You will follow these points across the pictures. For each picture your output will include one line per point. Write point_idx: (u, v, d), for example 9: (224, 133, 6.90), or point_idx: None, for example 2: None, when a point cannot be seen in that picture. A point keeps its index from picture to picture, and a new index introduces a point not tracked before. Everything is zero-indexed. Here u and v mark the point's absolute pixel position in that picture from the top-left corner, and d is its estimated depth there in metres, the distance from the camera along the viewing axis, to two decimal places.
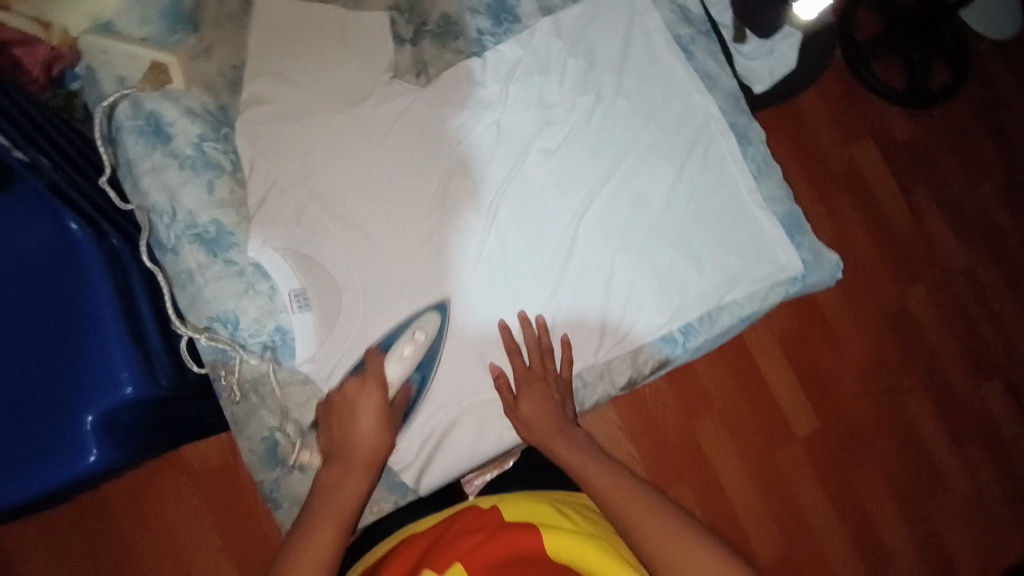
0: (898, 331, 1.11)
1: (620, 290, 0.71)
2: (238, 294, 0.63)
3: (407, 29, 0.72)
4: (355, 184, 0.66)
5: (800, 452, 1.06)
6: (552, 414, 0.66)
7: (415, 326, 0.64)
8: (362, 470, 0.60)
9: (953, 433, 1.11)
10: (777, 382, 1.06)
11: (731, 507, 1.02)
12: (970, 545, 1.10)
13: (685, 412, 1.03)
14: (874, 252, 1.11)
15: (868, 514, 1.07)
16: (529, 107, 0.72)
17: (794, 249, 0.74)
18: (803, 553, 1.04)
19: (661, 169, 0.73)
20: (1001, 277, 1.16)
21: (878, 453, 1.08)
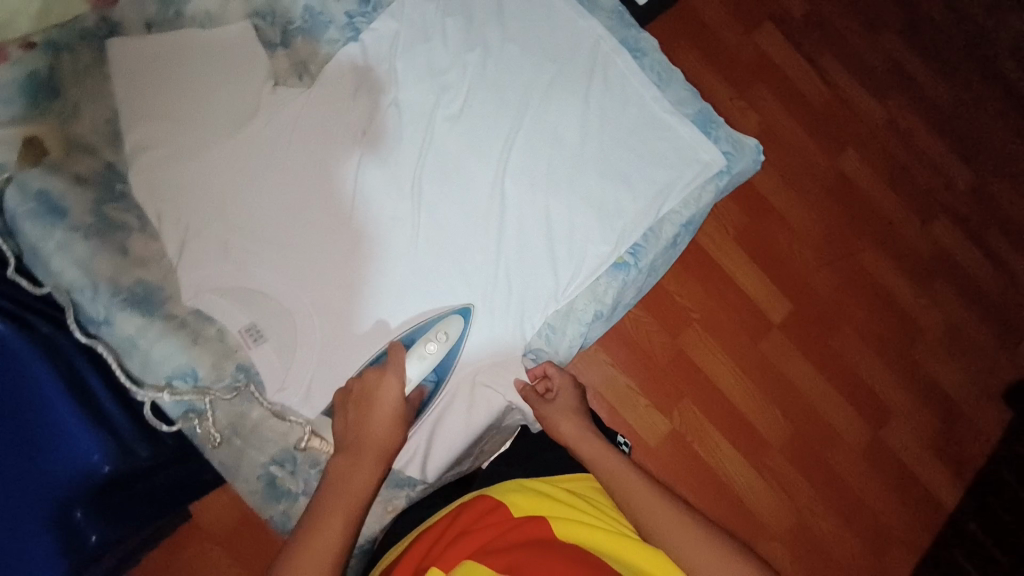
0: (842, 207, 1.51)
1: (562, 227, 0.77)
2: (188, 345, 0.67)
3: (274, 32, 0.76)
4: (271, 201, 0.72)
5: (780, 336, 1.43)
6: (578, 407, 0.72)
7: (439, 327, 0.71)
8: (373, 463, 0.59)
9: (910, 275, 1.52)
10: (743, 278, 1.44)
11: (729, 403, 1.39)
12: (940, 370, 1.49)
13: (669, 332, 1.39)
14: (782, 171, 1.49)
15: (854, 369, 1.45)
16: (421, 78, 0.78)
17: (713, 145, 0.83)
18: (800, 411, 1.41)
19: (568, 103, 0.80)
20: (884, 167, 1.55)
21: (849, 316, 1.48)
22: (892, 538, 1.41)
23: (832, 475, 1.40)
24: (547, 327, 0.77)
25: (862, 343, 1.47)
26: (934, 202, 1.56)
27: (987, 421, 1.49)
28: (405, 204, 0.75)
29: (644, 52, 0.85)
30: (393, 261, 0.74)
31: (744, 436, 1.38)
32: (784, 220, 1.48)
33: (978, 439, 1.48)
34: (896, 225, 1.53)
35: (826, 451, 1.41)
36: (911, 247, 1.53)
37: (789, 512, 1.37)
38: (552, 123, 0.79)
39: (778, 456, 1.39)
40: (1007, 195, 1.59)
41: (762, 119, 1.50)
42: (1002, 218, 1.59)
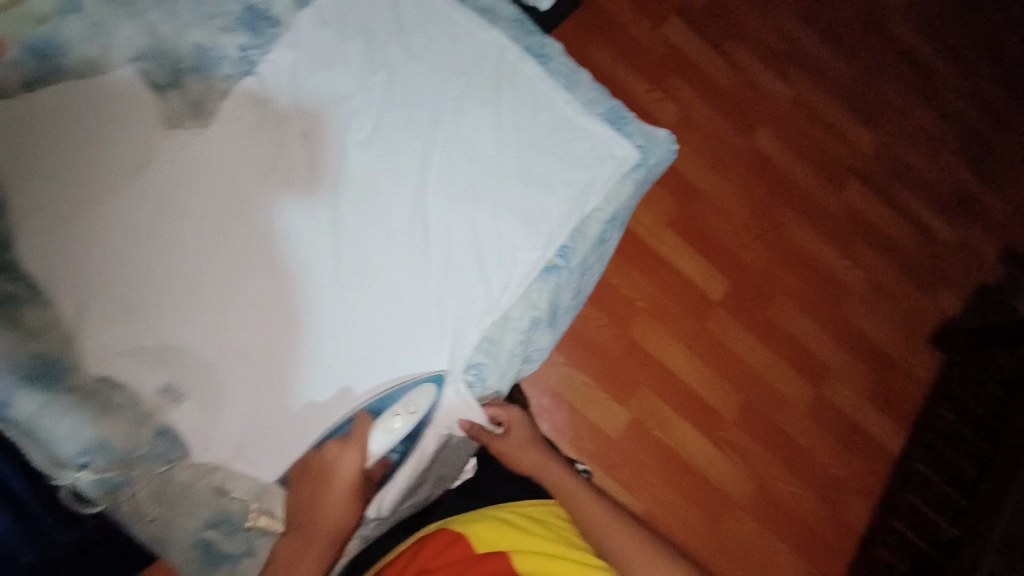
0: (764, 183, 1.59)
1: (490, 238, 0.77)
2: (99, 418, 0.62)
3: (161, 74, 0.71)
4: (179, 252, 0.67)
5: (722, 314, 1.49)
6: (537, 444, 0.85)
7: (407, 400, 0.70)
8: (324, 542, 0.68)
9: (832, 241, 1.61)
10: (681, 262, 1.48)
11: (684, 385, 1.43)
12: (869, 324, 1.59)
13: (618, 324, 1.41)
14: (705, 154, 1.56)
15: (794, 335, 1.53)
16: (325, 101, 0.75)
17: (627, 140, 0.85)
18: (750, 382, 1.47)
19: (481, 112, 0.80)
20: (795, 140, 1.64)
21: (783, 285, 1.55)
22: (847, 490, 1.48)
23: (787, 439, 1.47)
24: (483, 342, 0.76)
25: (797, 309, 1.55)
26: (844, 169, 1.66)
27: (917, 366, 1.60)
28: (324, 236, 0.72)
29: (550, 57, 0.86)
30: (320, 295, 0.71)
31: (701, 415, 1.42)
32: (711, 203, 1.54)
33: (911, 384, 1.59)
34: (813, 195, 1.62)
35: (778, 417, 1.47)
36: (829, 213, 1.62)
37: (752, 482, 1.42)
38: (466, 136, 0.78)
39: (735, 427, 1.44)
40: (907, 155, 1.72)
41: (680, 106, 1.55)
42: (906, 176, 1.71)
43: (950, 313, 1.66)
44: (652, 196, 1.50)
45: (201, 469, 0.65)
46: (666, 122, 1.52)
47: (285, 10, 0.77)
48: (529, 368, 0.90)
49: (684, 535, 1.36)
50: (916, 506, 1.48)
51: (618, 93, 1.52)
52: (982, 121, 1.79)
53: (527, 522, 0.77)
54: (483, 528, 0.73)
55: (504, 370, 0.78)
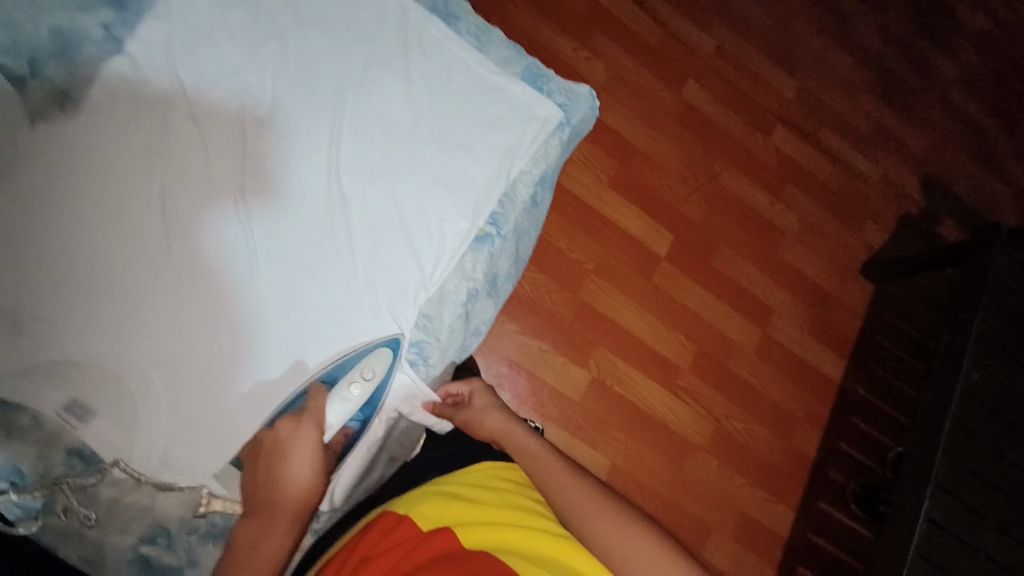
0: (696, 135, 1.61)
1: (413, 210, 0.74)
2: (2, 441, 0.58)
3: (19, 64, 0.63)
4: (66, 257, 0.62)
5: (668, 267, 1.51)
6: (499, 410, 0.85)
7: (363, 367, 0.67)
8: (285, 525, 0.64)
9: (765, 186, 1.65)
10: (624, 220, 1.49)
11: (637, 339, 1.45)
12: (805, 262, 1.65)
13: (568, 288, 1.41)
14: (638, 110, 1.55)
15: (736, 281, 1.57)
16: (215, 81, 0.70)
17: (547, 99, 0.82)
18: (699, 330, 1.51)
19: (391, 81, 0.76)
20: (723, 89, 1.66)
21: (723, 233, 1.59)
22: (797, 421, 1.56)
23: (738, 379, 1.52)
24: (421, 317, 0.73)
25: (737, 255, 1.59)
26: (771, 114, 1.70)
27: (852, 298, 1.69)
28: (233, 224, 0.67)
29: (458, 17, 0.83)
30: (236, 287, 0.66)
31: (656, 367, 1.46)
32: (647, 158, 1.55)
33: (848, 316, 1.67)
34: (743, 142, 1.65)
35: (727, 360, 1.52)
36: (760, 159, 1.66)
37: (707, 425, 1.47)
38: (376, 106, 0.74)
39: (689, 375, 1.48)
40: (829, 96, 1.77)
41: (608, 64, 1.54)
42: (829, 118, 1.76)
43: (878, 245, 1.74)
44: (589, 156, 1.49)
45: (126, 483, 0.61)
46: (595, 80, 1.51)
47: None
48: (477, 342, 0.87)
49: (650, 482, 1.40)
50: (859, 426, 1.60)
51: (544, 53, 1.49)
52: (895, 58, 1.85)
53: (482, 490, 0.75)
54: (431, 504, 0.71)
55: (445, 343, 0.75)
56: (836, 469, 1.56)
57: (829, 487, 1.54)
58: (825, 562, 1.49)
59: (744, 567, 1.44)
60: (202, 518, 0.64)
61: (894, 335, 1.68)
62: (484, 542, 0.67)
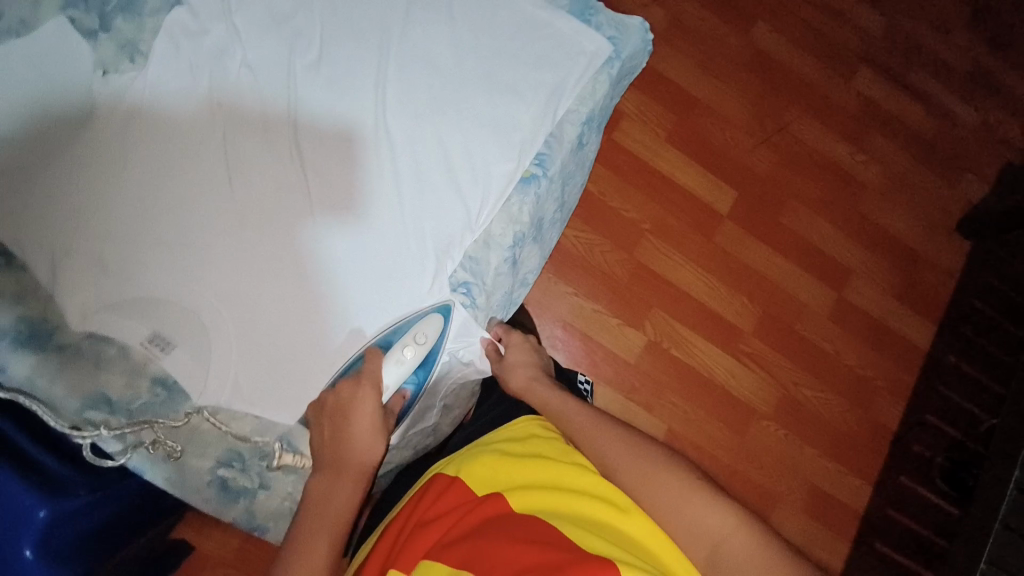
0: (764, 81, 1.49)
1: (459, 152, 0.73)
2: (94, 372, 0.63)
3: (91, 19, 0.67)
4: (141, 201, 0.66)
5: (732, 225, 1.43)
6: (535, 362, 0.78)
7: (416, 330, 0.69)
8: (353, 478, 0.62)
9: (842, 134, 1.52)
10: (684, 175, 1.42)
11: (698, 300, 1.39)
12: (889, 217, 1.51)
13: (624, 247, 1.37)
14: (700, 58, 1.46)
15: (809, 239, 1.46)
16: (267, 31, 0.72)
17: (596, 33, 0.78)
18: (766, 291, 1.43)
19: (435, 23, 0.75)
20: (797, 28, 1.52)
21: (794, 187, 1.47)
22: (876, 389, 1.45)
23: (808, 343, 1.43)
24: (464, 257, 0.72)
25: (809, 211, 1.47)
26: (852, 55, 1.55)
27: (943, 257, 1.53)
28: (289, 170, 0.70)
29: None
30: (292, 231, 0.69)
31: (717, 329, 1.39)
32: (709, 109, 1.45)
33: (937, 277, 1.52)
34: (820, 87, 1.52)
35: (797, 323, 1.43)
36: (837, 106, 1.52)
37: (773, 389, 1.40)
38: (419, 48, 0.74)
39: (753, 338, 1.41)
40: (921, 32, 1.59)
41: (667, 10, 1.46)
42: (921, 57, 1.58)
43: (977, 198, 1.56)
44: (647, 108, 1.43)
45: (205, 412, 0.65)
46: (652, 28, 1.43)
47: None
48: (523, 292, 0.88)
49: (711, 448, 1.36)
50: (948, 396, 1.47)
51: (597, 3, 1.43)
52: None
53: (536, 449, 0.66)
54: (481, 464, 0.64)
55: (491, 284, 0.75)
56: (919, 442, 1.44)
57: (910, 460, 1.44)
58: (902, 537, 1.40)
59: (815, 541, 1.36)
60: (274, 442, 0.67)
61: (990, 298, 1.52)
62: (534, 506, 0.59)
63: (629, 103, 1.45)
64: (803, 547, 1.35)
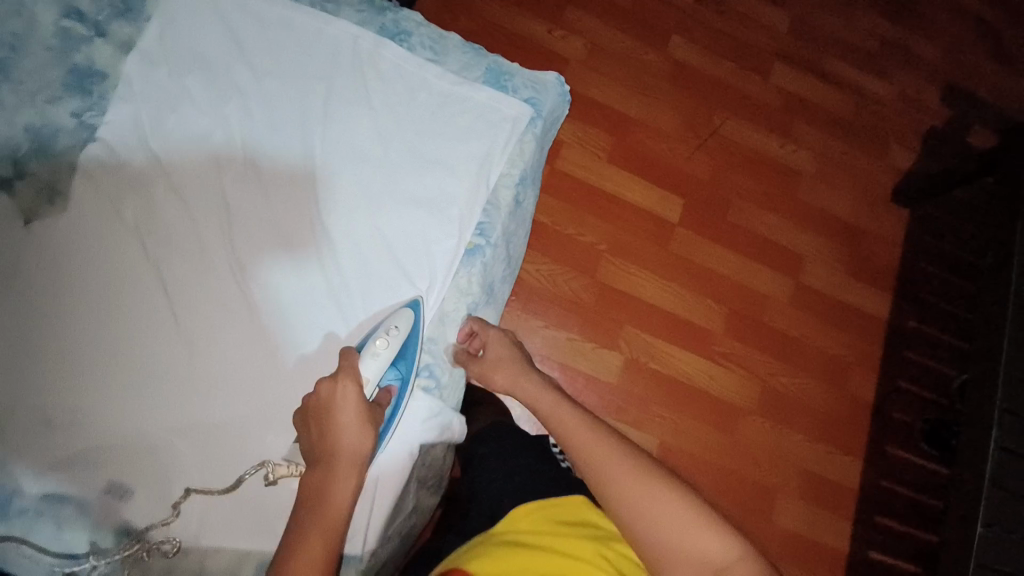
0: (689, 91, 1.55)
1: (400, 240, 0.74)
2: (55, 532, 0.60)
3: (4, 167, 0.65)
4: (83, 346, 0.64)
5: (686, 233, 1.47)
6: (515, 355, 0.77)
7: (387, 323, 0.68)
8: (348, 472, 0.60)
9: (770, 129, 1.58)
10: (631, 193, 1.46)
11: (667, 311, 1.42)
12: (829, 199, 1.58)
13: (587, 272, 1.39)
14: (626, 77, 1.51)
15: (758, 233, 1.51)
16: (187, 150, 0.69)
17: (513, 96, 0.80)
18: (730, 290, 1.47)
19: (357, 115, 0.75)
20: (710, 36, 1.59)
21: (735, 185, 1.53)
22: (848, 366, 1.50)
23: (777, 333, 1.47)
24: (426, 341, 0.72)
25: (754, 205, 1.53)
26: (767, 53, 1.62)
27: (886, 226, 1.60)
28: (230, 285, 0.69)
29: (409, 32, 0.79)
30: (245, 348, 0.68)
31: (690, 334, 1.42)
32: (642, 125, 1.50)
33: (885, 247, 1.59)
34: (740, 88, 1.58)
35: (762, 315, 1.47)
36: (761, 103, 1.59)
37: (753, 384, 1.43)
38: (344, 142, 0.74)
39: (725, 337, 1.44)
40: (825, 22, 1.68)
41: (588, 37, 1.51)
42: (830, 44, 1.67)
43: (906, 167, 1.64)
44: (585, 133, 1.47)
45: (172, 556, 0.63)
46: (575, 58, 1.48)
47: (111, 59, 0.70)
48: None
49: (704, 453, 1.37)
50: (915, 359, 1.53)
51: (520, 41, 1.47)
52: None
53: (544, 535, 0.64)
54: (496, 560, 0.61)
55: (453, 360, 0.75)
56: (898, 409, 1.49)
57: (894, 428, 1.48)
58: (901, 505, 1.44)
59: (819, 525, 1.39)
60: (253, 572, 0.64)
61: (936, 257, 1.60)
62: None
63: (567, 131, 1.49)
64: (808, 534, 1.38)
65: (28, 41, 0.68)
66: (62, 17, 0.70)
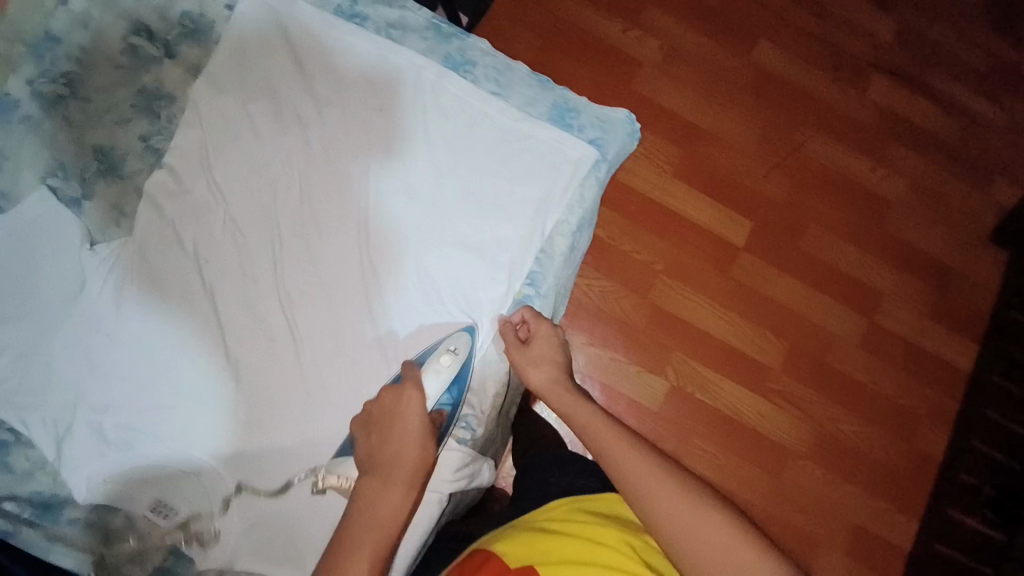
0: (770, 102, 1.37)
1: (447, 284, 0.72)
2: (103, 541, 0.64)
3: (73, 186, 0.68)
4: (139, 367, 0.67)
5: (751, 258, 1.31)
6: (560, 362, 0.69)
7: (451, 343, 0.69)
8: (403, 485, 0.58)
9: (860, 150, 1.37)
10: (692, 210, 1.32)
11: (722, 340, 1.27)
12: (925, 233, 1.35)
13: (639, 293, 1.28)
14: (699, 83, 1.37)
15: (833, 264, 1.32)
16: (246, 179, 0.70)
17: (578, 137, 0.75)
18: (797, 327, 1.29)
19: (415, 151, 0.73)
20: (803, 37, 1.41)
21: (813, 209, 1.34)
22: (917, 418, 1.28)
23: (840, 377, 1.28)
24: (466, 390, 0.71)
25: (834, 235, 1.33)
26: (864, 64, 1.41)
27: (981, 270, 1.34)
28: (276, 316, 0.69)
29: (474, 63, 0.76)
30: (284, 385, 0.68)
31: (743, 367, 1.26)
32: (712, 136, 1.34)
33: (979, 293, 1.34)
34: (828, 103, 1.38)
35: (826, 355, 1.29)
36: (857, 123, 1.38)
37: (806, 426, 1.26)
38: (401, 179, 0.72)
39: (783, 374, 1.27)
40: (946, 30, 1.43)
41: (661, 37, 1.38)
42: (947, 57, 1.42)
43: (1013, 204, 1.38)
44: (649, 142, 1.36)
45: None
46: (645, 59, 1.36)
47: (179, 82, 0.71)
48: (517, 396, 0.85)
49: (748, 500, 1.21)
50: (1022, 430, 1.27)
51: (589, 38, 1.37)
52: None
53: (568, 521, 0.62)
54: (519, 542, 0.60)
55: (491, 415, 0.72)
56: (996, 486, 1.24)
57: (986, 507, 1.23)
58: None
59: None
60: None
61: None
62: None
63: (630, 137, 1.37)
64: None
65: (97, 58, 0.70)
66: (131, 33, 0.71)
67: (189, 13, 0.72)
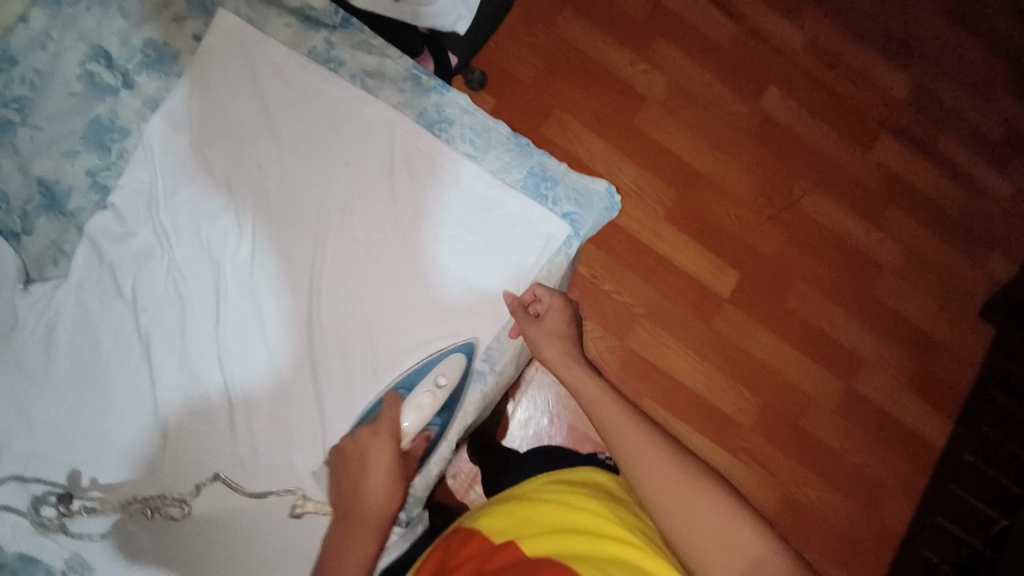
0: (772, 144, 1.16)
1: (391, 352, 0.67)
2: None
3: (14, 221, 0.68)
4: (59, 414, 0.64)
5: (735, 311, 1.12)
6: (569, 333, 0.69)
7: (436, 373, 0.65)
8: (368, 535, 0.60)
9: (863, 211, 1.16)
10: (672, 247, 1.12)
11: (695, 395, 1.10)
12: (922, 306, 1.15)
13: (615, 335, 1.10)
14: (698, 101, 1.16)
15: (819, 328, 1.13)
16: (193, 229, 0.68)
17: (552, 211, 0.71)
18: (780, 395, 1.11)
19: (375, 209, 0.69)
20: (824, 59, 1.19)
21: (806, 267, 1.14)
22: (885, 490, 1.10)
23: (812, 440, 1.10)
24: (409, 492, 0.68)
25: (825, 298, 1.14)
26: (871, 122, 1.18)
27: (965, 341, 1.15)
28: (208, 365, 0.66)
29: (451, 120, 0.72)
30: (215, 447, 0.65)
31: (710, 419, 1.09)
32: (707, 174, 1.14)
33: (956, 367, 1.15)
34: (830, 158, 1.17)
35: (802, 416, 1.11)
36: (860, 186, 1.17)
37: (772, 488, 1.09)
38: (358, 236, 0.69)
39: (754, 433, 1.10)
40: (989, 89, 1.20)
41: (651, 54, 1.16)
42: (992, 97, 1.20)
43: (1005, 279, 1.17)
44: (641, 156, 1.14)
45: None
46: (640, 65, 1.15)
47: (134, 116, 0.69)
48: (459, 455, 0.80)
49: None
50: None
51: (581, 33, 1.15)
52: None
53: (546, 491, 0.61)
54: (500, 515, 0.59)
55: (426, 495, 0.70)
56: None
57: None
58: None
59: None
60: None
61: None
62: (551, 545, 0.52)
63: (621, 152, 1.14)
64: None
65: (51, 81, 0.68)
66: (89, 58, 0.68)
67: (153, 42, 0.69)
